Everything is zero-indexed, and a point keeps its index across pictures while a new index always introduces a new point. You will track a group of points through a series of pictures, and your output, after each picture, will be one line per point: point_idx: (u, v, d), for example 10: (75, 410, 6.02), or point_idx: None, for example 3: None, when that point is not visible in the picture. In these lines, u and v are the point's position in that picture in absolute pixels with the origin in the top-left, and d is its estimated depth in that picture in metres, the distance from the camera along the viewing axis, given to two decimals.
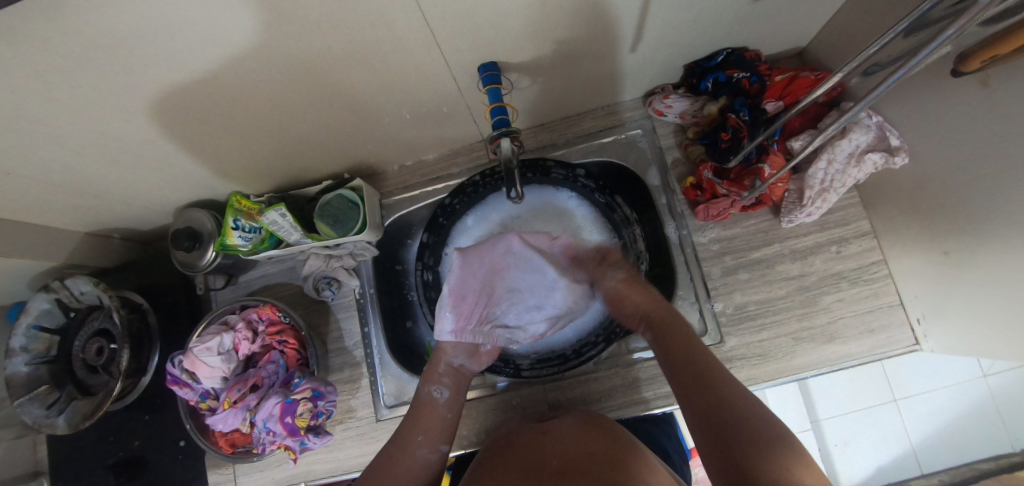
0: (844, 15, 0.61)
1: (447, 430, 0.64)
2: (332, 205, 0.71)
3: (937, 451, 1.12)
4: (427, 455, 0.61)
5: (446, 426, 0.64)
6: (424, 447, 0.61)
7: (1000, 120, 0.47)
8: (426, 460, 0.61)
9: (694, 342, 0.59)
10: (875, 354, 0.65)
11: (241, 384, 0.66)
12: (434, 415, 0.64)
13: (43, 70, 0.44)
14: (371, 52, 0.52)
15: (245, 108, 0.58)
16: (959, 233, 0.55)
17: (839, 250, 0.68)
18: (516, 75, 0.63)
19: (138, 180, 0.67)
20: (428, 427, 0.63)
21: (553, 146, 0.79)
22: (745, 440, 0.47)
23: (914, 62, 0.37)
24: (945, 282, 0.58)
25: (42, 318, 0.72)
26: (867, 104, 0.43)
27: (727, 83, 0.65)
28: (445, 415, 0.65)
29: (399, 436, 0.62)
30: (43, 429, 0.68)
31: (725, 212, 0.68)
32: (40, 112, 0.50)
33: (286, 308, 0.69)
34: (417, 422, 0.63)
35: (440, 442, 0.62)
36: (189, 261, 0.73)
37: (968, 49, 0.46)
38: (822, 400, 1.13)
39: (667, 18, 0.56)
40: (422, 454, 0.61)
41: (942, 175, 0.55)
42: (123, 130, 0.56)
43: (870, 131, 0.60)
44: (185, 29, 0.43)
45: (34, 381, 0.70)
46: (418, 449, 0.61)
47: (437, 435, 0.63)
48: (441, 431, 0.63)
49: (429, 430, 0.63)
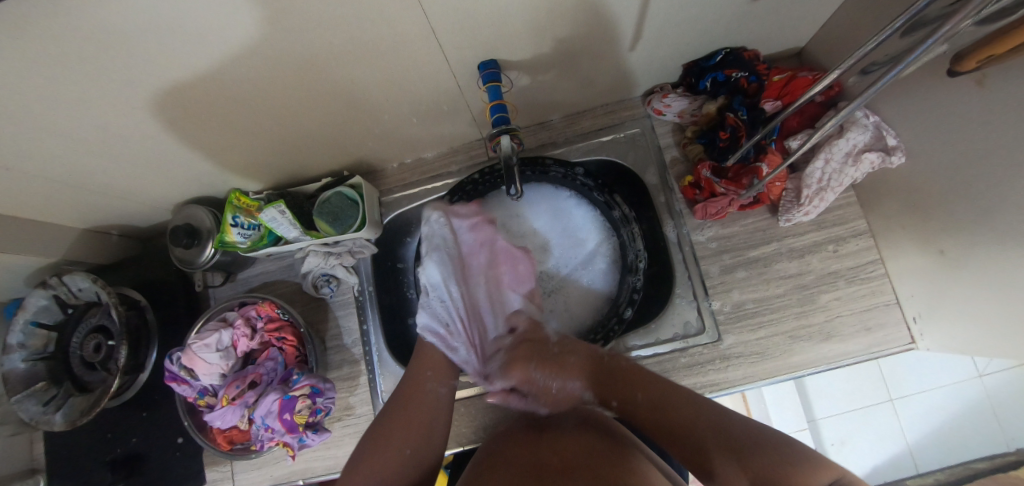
0: (841, 15, 0.62)
1: (450, 369, 0.68)
2: (330, 203, 0.72)
3: (933, 451, 1.13)
4: (437, 388, 0.64)
5: (448, 364, 0.68)
6: (433, 382, 0.64)
7: (995, 119, 0.47)
8: (435, 393, 0.64)
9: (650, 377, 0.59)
10: (871, 352, 0.66)
11: (239, 380, 0.66)
12: (438, 353, 0.68)
13: (42, 64, 0.44)
14: (372, 48, 0.52)
15: (243, 104, 0.58)
16: (955, 233, 0.55)
17: (836, 249, 0.68)
18: (515, 73, 0.63)
19: (137, 176, 0.67)
20: (433, 364, 0.66)
21: (552, 145, 0.79)
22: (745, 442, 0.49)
23: (911, 58, 0.37)
24: (941, 282, 0.58)
25: (39, 314, 0.71)
26: (862, 102, 0.43)
27: (726, 83, 0.66)
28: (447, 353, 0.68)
29: (410, 375, 0.65)
30: (40, 426, 0.68)
31: (724, 211, 0.68)
32: (39, 106, 0.50)
33: (285, 305, 0.69)
34: (423, 361, 0.67)
35: (445, 378, 0.66)
36: (187, 258, 0.73)
37: (963, 49, 0.46)
38: (820, 399, 1.14)
39: (666, 17, 0.56)
40: (430, 388, 0.64)
41: (937, 175, 0.56)
42: (123, 126, 0.56)
43: (866, 131, 0.60)
44: (186, 25, 0.43)
45: (32, 377, 0.70)
46: (426, 383, 0.64)
47: (442, 372, 0.66)
48: (445, 368, 0.67)
49: (436, 366, 0.66)
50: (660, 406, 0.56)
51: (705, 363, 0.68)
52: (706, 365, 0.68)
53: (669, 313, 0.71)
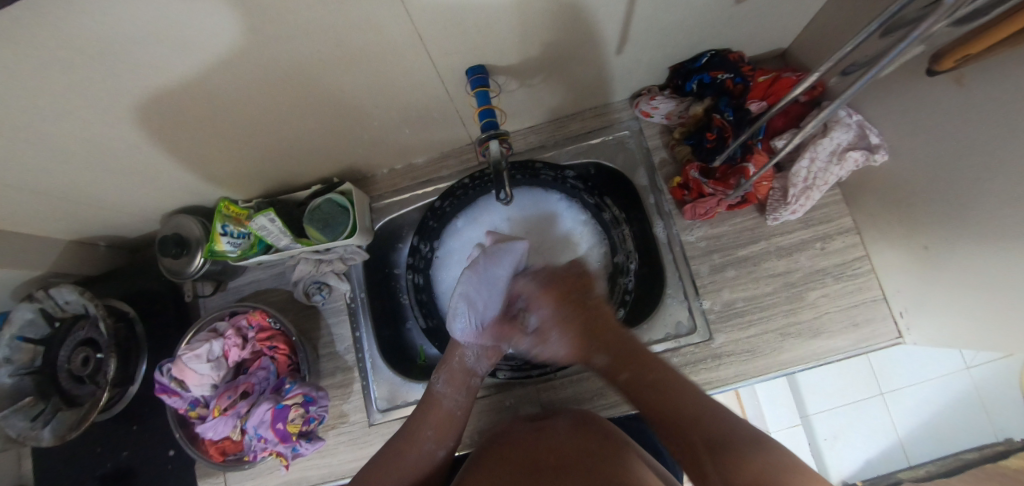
0: (822, 17, 0.63)
1: (455, 427, 0.64)
2: (321, 209, 0.72)
3: (923, 442, 1.14)
4: (434, 450, 0.62)
5: (454, 423, 0.64)
6: (432, 442, 0.62)
7: (973, 116, 0.48)
8: (432, 456, 0.61)
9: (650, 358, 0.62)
10: (859, 347, 0.67)
11: (231, 391, 0.65)
12: (442, 411, 0.64)
13: (25, 75, 0.44)
14: (360, 55, 0.52)
15: (229, 111, 0.57)
16: (936, 228, 0.56)
17: (823, 246, 0.69)
18: (503, 77, 0.63)
19: (123, 186, 0.66)
20: (435, 422, 0.63)
21: (542, 149, 0.80)
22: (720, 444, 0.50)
23: (886, 60, 0.38)
24: (926, 277, 0.59)
25: (25, 329, 0.70)
26: (843, 102, 0.45)
27: (712, 84, 0.66)
28: (453, 410, 0.65)
29: (409, 430, 0.63)
30: (28, 441, 0.67)
31: (712, 211, 0.69)
32: (21, 117, 0.49)
33: (276, 314, 0.69)
34: (426, 417, 0.63)
35: (446, 439, 0.63)
36: (176, 268, 0.72)
37: (941, 48, 0.47)
38: (811, 394, 1.15)
39: (652, 21, 0.57)
40: (428, 449, 0.61)
41: (919, 173, 0.57)
42: (110, 136, 0.55)
43: (850, 130, 0.62)
44: (173, 33, 0.42)
45: (18, 393, 0.69)
46: (425, 444, 0.61)
47: (445, 433, 0.63)
48: (449, 427, 0.63)
49: (437, 425, 0.63)
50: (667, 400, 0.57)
51: (698, 362, 0.68)
52: (698, 364, 0.69)
53: (662, 312, 0.72)
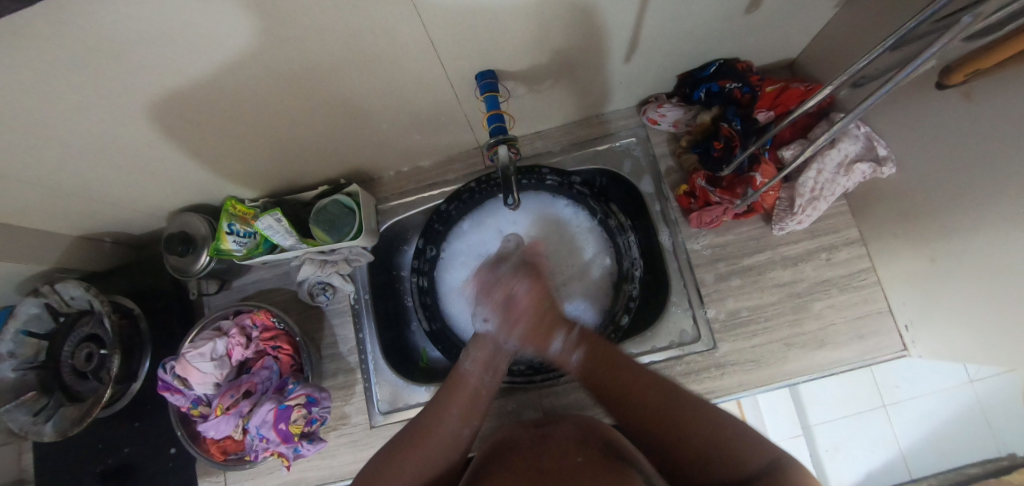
0: (831, 29, 0.63)
1: (480, 407, 0.62)
2: (327, 210, 0.73)
3: (926, 456, 1.14)
4: (460, 430, 0.60)
5: (479, 401, 0.62)
6: (457, 422, 0.60)
7: (982, 132, 0.48)
8: (457, 435, 0.59)
9: (631, 369, 0.60)
10: (863, 360, 0.66)
11: (234, 390, 0.65)
12: (468, 389, 0.63)
13: (40, 72, 0.44)
14: (370, 58, 0.53)
15: (237, 111, 0.57)
16: (944, 243, 0.56)
17: (829, 257, 0.69)
18: (512, 82, 0.63)
19: (130, 183, 0.66)
20: (462, 401, 0.61)
21: (549, 154, 0.80)
22: (703, 448, 0.50)
23: (900, 76, 0.38)
24: (932, 291, 0.59)
25: (30, 323, 0.70)
26: (856, 115, 0.44)
27: (719, 93, 0.67)
28: (479, 389, 0.63)
29: (432, 410, 0.61)
30: (30, 436, 0.67)
31: (718, 219, 0.69)
32: (34, 115, 0.49)
33: (280, 313, 0.70)
34: (451, 396, 0.62)
35: (472, 420, 0.61)
36: (181, 266, 0.72)
37: (952, 62, 0.47)
38: (812, 406, 1.14)
39: (661, 30, 0.58)
40: (453, 430, 0.59)
41: (927, 187, 0.57)
42: (120, 134, 0.56)
43: (857, 141, 0.62)
44: (186, 33, 0.43)
45: (21, 386, 0.69)
46: (450, 424, 0.59)
47: (469, 412, 0.61)
48: (474, 407, 0.62)
49: (463, 405, 0.61)
50: (636, 406, 0.56)
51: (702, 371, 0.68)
52: (701, 373, 0.68)
53: (665, 321, 0.72)
